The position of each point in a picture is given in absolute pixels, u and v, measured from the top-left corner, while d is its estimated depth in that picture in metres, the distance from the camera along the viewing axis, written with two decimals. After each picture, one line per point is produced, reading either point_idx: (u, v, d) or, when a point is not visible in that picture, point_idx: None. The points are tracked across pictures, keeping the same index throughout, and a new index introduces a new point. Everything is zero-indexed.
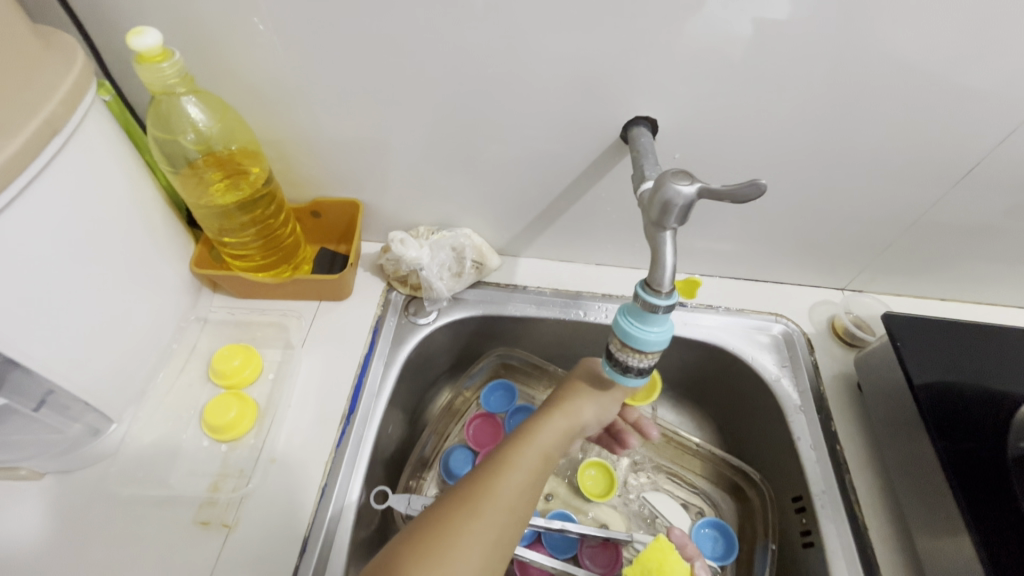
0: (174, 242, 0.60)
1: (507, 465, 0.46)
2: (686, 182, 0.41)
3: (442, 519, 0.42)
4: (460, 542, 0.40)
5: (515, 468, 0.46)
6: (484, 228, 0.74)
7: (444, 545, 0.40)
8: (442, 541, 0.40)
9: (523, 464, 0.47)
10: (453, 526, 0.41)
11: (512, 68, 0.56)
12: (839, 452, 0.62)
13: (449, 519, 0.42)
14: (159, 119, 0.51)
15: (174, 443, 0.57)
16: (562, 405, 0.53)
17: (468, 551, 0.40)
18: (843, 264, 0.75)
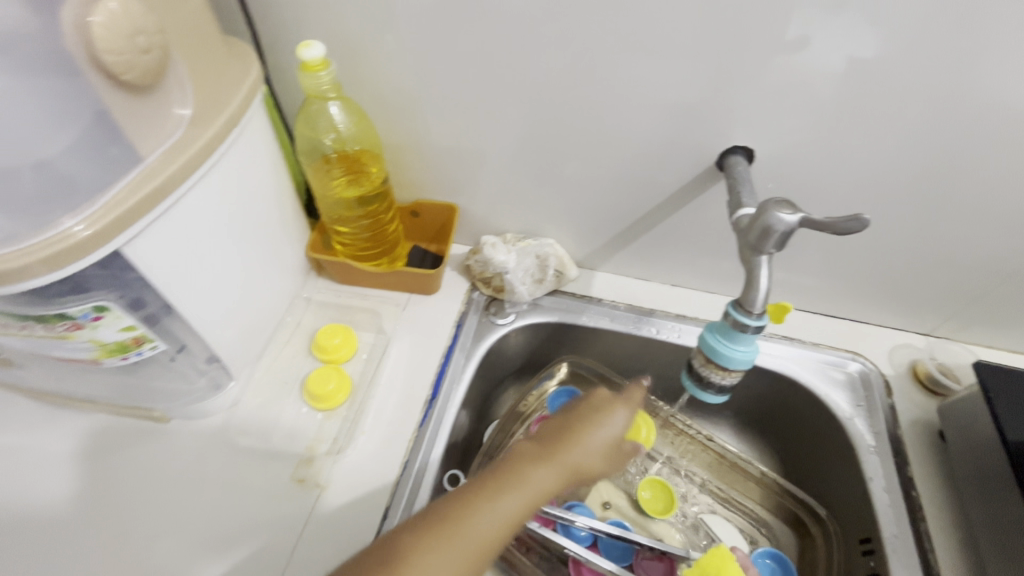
0: (297, 227, 0.67)
1: (501, 492, 0.42)
2: (788, 211, 0.44)
3: (453, 512, 0.40)
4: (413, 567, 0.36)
5: (508, 495, 0.42)
6: (566, 240, 0.78)
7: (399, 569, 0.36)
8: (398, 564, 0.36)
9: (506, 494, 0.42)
10: (412, 552, 0.37)
11: (619, 92, 0.60)
12: (914, 499, 0.61)
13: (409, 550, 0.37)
14: (307, 119, 0.59)
15: (278, 407, 0.64)
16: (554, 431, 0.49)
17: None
18: (930, 309, 0.73)
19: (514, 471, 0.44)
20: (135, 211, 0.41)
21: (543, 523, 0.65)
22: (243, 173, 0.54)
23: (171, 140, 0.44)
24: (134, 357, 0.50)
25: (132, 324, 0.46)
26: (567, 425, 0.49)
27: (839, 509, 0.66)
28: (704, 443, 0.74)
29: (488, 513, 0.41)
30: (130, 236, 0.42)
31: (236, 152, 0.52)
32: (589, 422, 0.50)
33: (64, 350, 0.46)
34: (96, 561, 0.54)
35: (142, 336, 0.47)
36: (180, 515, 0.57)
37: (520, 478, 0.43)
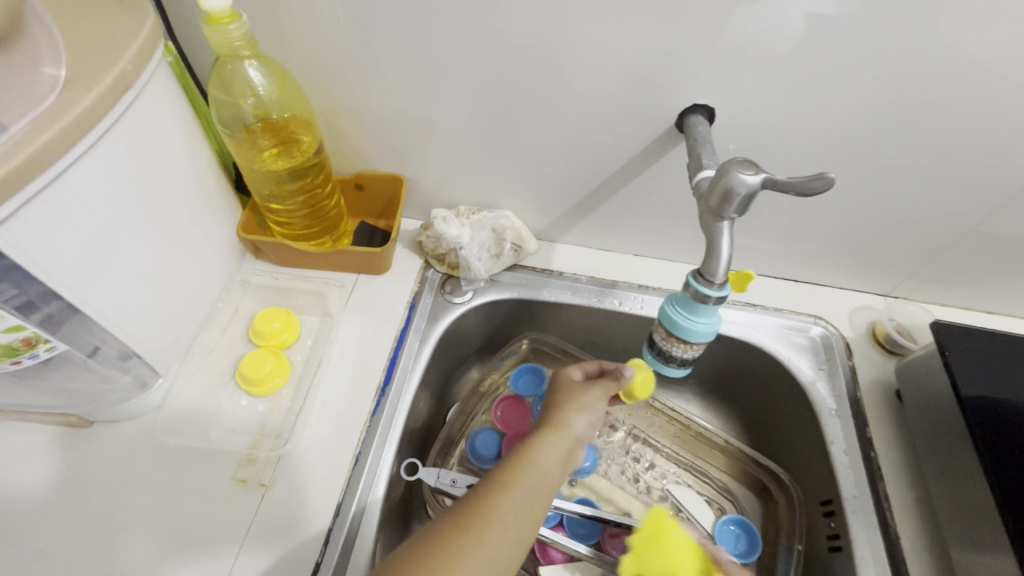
0: (224, 206, 0.61)
1: (512, 484, 0.41)
2: (751, 172, 0.41)
3: (485, 500, 0.40)
4: (472, 545, 0.37)
5: (517, 492, 0.41)
6: (524, 211, 0.74)
7: (467, 543, 0.37)
8: (466, 540, 0.37)
9: (533, 477, 0.42)
10: (461, 543, 0.37)
11: (574, 48, 0.55)
12: (873, 459, 0.61)
13: (456, 538, 0.37)
14: (222, 82, 0.52)
15: (216, 402, 0.59)
16: (556, 420, 0.47)
17: (479, 554, 0.37)
18: (887, 270, 0.73)
19: (518, 461, 0.43)
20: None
21: None
22: (148, 146, 0.47)
23: (40, 108, 0.37)
24: (29, 360, 0.44)
25: (18, 324, 0.40)
26: (551, 412, 0.48)
27: (802, 472, 0.67)
28: (666, 412, 0.73)
29: (516, 505, 0.40)
30: None
31: (133, 121, 0.45)
32: (567, 411, 0.47)
33: None
34: None
35: (33, 338, 0.42)
36: (107, 527, 0.52)
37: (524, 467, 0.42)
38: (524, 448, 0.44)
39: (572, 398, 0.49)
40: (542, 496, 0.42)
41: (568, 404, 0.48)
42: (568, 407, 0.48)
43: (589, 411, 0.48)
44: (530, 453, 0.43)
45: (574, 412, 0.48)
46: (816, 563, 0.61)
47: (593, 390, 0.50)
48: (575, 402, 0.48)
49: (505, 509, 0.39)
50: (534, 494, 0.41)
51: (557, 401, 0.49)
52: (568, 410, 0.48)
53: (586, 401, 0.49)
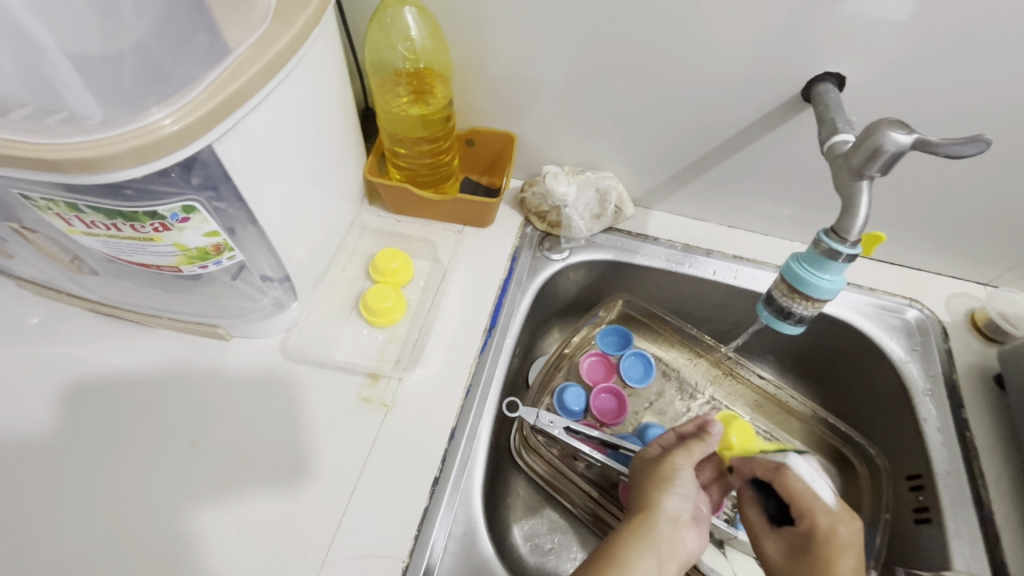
0: (357, 148, 0.65)
1: (631, 540, 0.48)
2: (903, 132, 0.42)
3: (607, 556, 0.47)
4: None
5: (637, 547, 0.47)
6: (624, 176, 0.76)
7: None
8: None
9: (649, 537, 0.48)
10: None
11: (709, 10, 0.55)
12: (969, 440, 0.62)
13: None
14: (380, 28, 0.56)
15: (340, 328, 0.64)
16: (654, 482, 0.52)
17: None
18: (993, 259, 0.72)
19: (632, 522, 0.49)
20: (227, 104, 0.40)
21: (596, 448, 0.66)
22: (317, 81, 0.52)
23: (257, 33, 0.42)
24: (212, 266, 0.49)
25: (215, 230, 0.45)
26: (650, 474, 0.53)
27: (888, 448, 0.68)
28: (747, 380, 0.75)
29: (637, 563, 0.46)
30: (219, 132, 0.40)
31: (311, 56, 0.49)
32: (661, 477, 0.53)
33: (147, 254, 0.46)
34: (170, 469, 0.55)
35: (223, 244, 0.46)
36: (248, 428, 0.57)
37: (640, 530, 0.48)
38: (634, 531, 0.48)
39: (669, 468, 0.53)
40: (660, 556, 0.48)
41: (660, 482, 0.52)
42: (662, 482, 0.52)
43: (686, 472, 0.53)
44: (635, 532, 0.48)
45: (669, 486, 0.52)
46: (898, 535, 0.62)
47: (676, 460, 0.54)
48: (670, 470, 0.53)
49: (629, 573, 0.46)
50: (652, 553, 0.47)
51: (652, 473, 0.53)
52: (658, 486, 0.52)
53: (682, 467, 0.53)
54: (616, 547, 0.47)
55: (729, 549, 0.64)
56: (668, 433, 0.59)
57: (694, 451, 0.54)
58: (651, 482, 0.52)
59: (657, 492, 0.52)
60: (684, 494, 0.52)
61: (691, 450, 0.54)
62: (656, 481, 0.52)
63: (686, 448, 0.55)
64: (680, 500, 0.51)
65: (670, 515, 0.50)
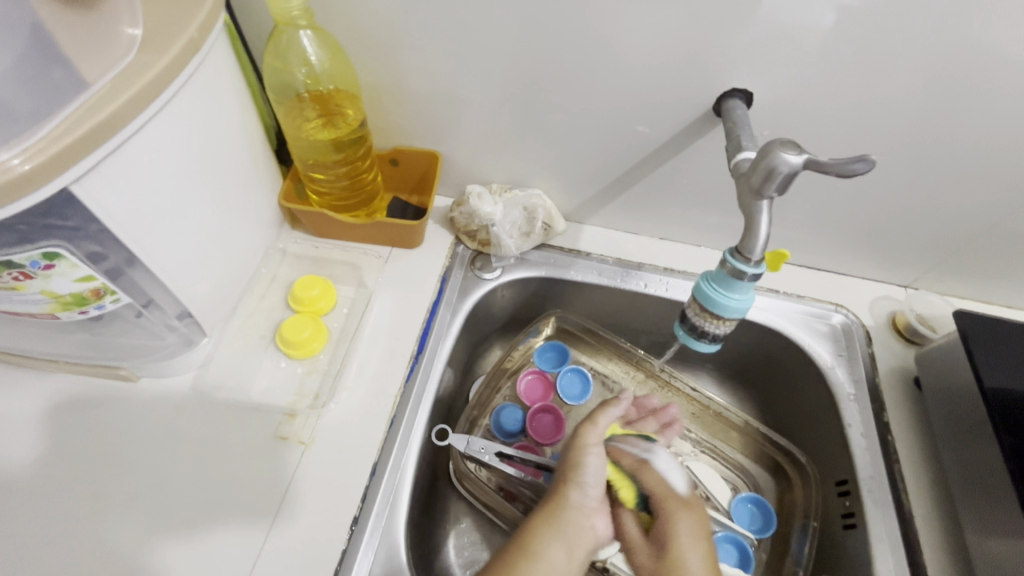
0: (268, 174, 0.63)
1: (540, 531, 0.48)
2: (794, 152, 0.42)
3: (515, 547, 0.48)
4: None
5: (546, 536, 0.48)
6: (553, 192, 0.75)
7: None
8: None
9: (559, 523, 0.49)
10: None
11: (617, 27, 0.55)
12: (890, 443, 0.63)
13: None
14: (278, 50, 0.54)
15: (257, 362, 0.61)
16: (566, 465, 0.53)
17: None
18: (910, 262, 0.74)
19: (545, 515, 0.50)
20: (86, 142, 0.37)
21: (531, 472, 0.65)
22: (208, 110, 0.49)
23: (120, 66, 0.40)
24: (95, 311, 0.48)
25: (89, 275, 0.43)
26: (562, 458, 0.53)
27: (818, 453, 0.69)
28: (687, 394, 0.75)
29: (546, 550, 0.48)
30: (79, 171, 0.38)
31: (197, 85, 0.47)
32: (571, 461, 0.53)
33: (14, 303, 0.44)
34: (70, 526, 0.52)
35: (102, 288, 0.45)
36: (156, 476, 0.54)
37: (552, 521, 0.49)
38: (543, 521, 0.49)
39: (578, 449, 0.53)
40: (569, 542, 0.49)
41: (569, 468, 0.52)
42: (573, 468, 0.52)
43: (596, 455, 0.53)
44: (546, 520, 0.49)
45: (580, 470, 0.52)
46: (829, 541, 0.62)
47: (586, 438, 0.53)
48: (581, 452, 0.53)
49: (536, 558, 0.47)
50: (562, 540, 0.49)
51: (566, 454, 0.54)
52: (569, 474, 0.52)
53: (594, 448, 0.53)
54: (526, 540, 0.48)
55: None
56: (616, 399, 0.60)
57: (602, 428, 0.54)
58: (563, 467, 0.53)
59: (567, 480, 0.52)
60: (591, 480, 0.52)
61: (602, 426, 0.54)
62: (567, 468, 0.52)
63: (597, 426, 0.54)
64: (589, 488, 0.52)
65: (578, 502, 0.51)
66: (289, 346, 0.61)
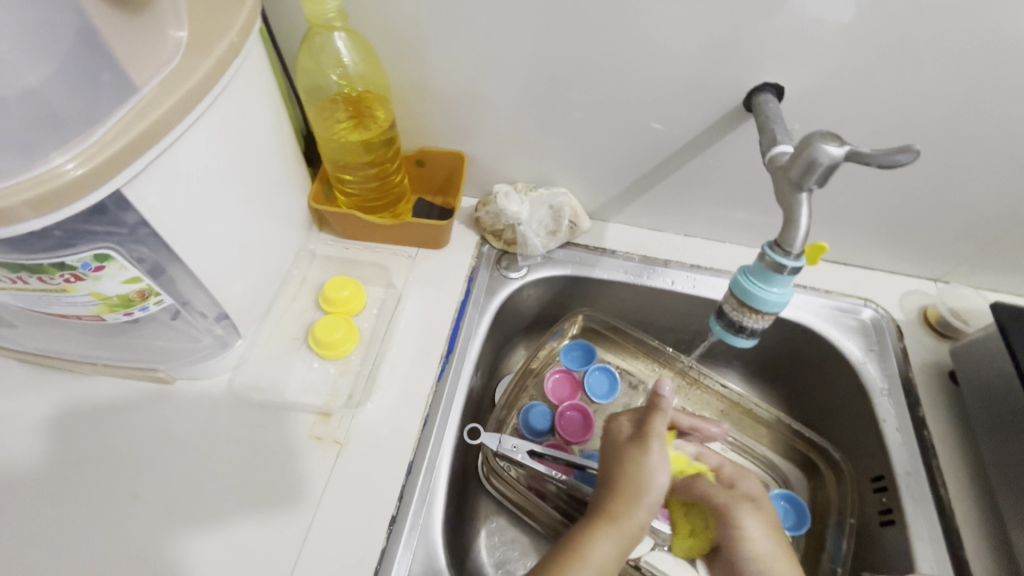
0: (298, 176, 0.63)
1: (593, 537, 0.49)
2: (835, 144, 0.42)
3: (568, 549, 0.49)
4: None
5: (600, 541, 0.49)
6: (578, 190, 0.75)
7: None
8: None
9: (615, 531, 0.49)
10: None
11: (647, 24, 0.55)
12: (926, 438, 0.62)
13: None
14: (310, 53, 0.54)
15: (290, 363, 0.62)
16: (629, 472, 0.52)
17: None
18: (941, 256, 0.73)
19: (601, 522, 0.50)
20: (135, 146, 0.38)
21: (562, 471, 0.66)
22: (245, 113, 0.50)
23: (166, 70, 0.41)
24: (139, 312, 0.48)
25: (136, 275, 0.44)
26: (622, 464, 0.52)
27: (851, 449, 0.68)
28: (715, 390, 0.75)
29: (599, 556, 0.48)
30: (128, 175, 0.39)
31: (236, 88, 0.48)
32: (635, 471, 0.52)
33: (63, 305, 0.44)
34: (112, 526, 0.52)
35: (147, 290, 0.46)
36: (195, 476, 0.55)
37: (608, 527, 0.49)
38: (598, 528, 0.49)
39: (637, 459, 0.52)
40: (622, 549, 0.49)
41: (631, 480, 0.51)
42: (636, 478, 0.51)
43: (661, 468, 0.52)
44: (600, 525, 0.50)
45: (645, 482, 0.51)
46: (866, 538, 0.62)
47: (650, 449, 0.52)
48: (644, 463, 0.52)
49: (591, 562, 0.48)
50: (615, 547, 0.49)
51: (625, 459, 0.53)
52: (633, 492, 0.51)
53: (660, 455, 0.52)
54: (580, 539, 0.49)
55: None
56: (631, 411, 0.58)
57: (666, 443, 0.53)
58: (625, 475, 0.52)
59: (628, 490, 0.51)
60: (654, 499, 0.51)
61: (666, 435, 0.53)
62: (630, 476, 0.51)
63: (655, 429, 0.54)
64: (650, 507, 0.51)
65: (638, 514, 0.50)
66: (322, 347, 0.61)
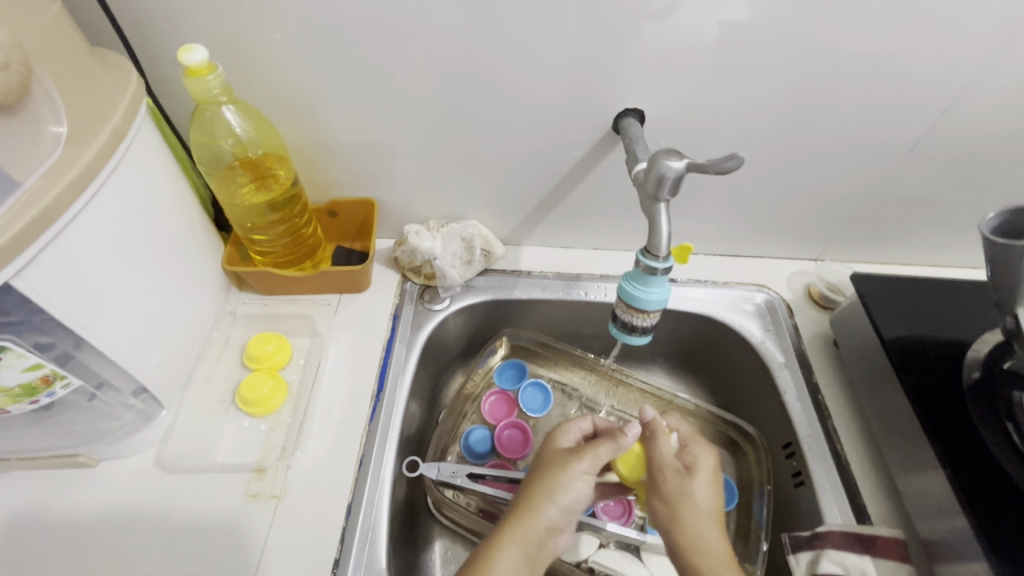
0: (209, 241, 0.65)
1: (503, 547, 0.50)
2: (676, 159, 0.48)
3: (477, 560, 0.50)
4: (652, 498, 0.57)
5: (509, 551, 0.50)
6: (488, 220, 0.80)
7: None
8: None
9: (528, 540, 0.52)
10: None
11: (515, 69, 0.62)
12: (821, 401, 0.69)
13: None
14: (202, 126, 0.57)
15: (219, 426, 0.62)
16: (552, 482, 0.55)
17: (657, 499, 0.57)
18: (815, 238, 0.82)
19: (513, 531, 0.52)
20: (21, 238, 0.40)
21: (505, 488, 0.67)
22: (141, 191, 0.52)
23: (48, 163, 0.43)
24: (46, 398, 0.49)
25: (36, 362, 0.44)
26: (546, 478, 0.55)
27: (764, 423, 0.74)
28: (641, 388, 0.80)
29: (507, 565, 0.50)
30: (17, 267, 0.40)
31: (129, 170, 0.50)
32: (556, 480, 0.55)
33: None
34: None
35: (51, 374, 0.46)
36: (128, 556, 0.54)
37: (517, 536, 0.51)
38: (507, 540, 0.51)
39: (563, 475, 0.55)
40: (530, 557, 0.51)
41: (551, 489, 0.54)
42: (556, 489, 0.54)
43: (582, 483, 0.55)
44: (511, 537, 0.51)
45: (564, 491, 0.54)
46: (786, 502, 0.67)
47: (578, 464, 0.56)
48: (568, 474, 0.55)
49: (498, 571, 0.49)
50: (523, 556, 0.51)
51: (551, 475, 0.55)
52: (549, 498, 0.54)
53: (582, 471, 0.56)
54: (488, 547, 0.51)
55: (645, 554, 0.67)
56: (571, 432, 0.61)
57: (600, 460, 0.56)
58: (547, 487, 0.55)
59: (544, 497, 0.54)
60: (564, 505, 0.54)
61: (599, 454, 0.56)
62: (550, 485, 0.55)
63: (590, 452, 0.57)
64: (562, 508, 0.54)
65: (551, 521, 0.53)
66: (251, 405, 0.62)
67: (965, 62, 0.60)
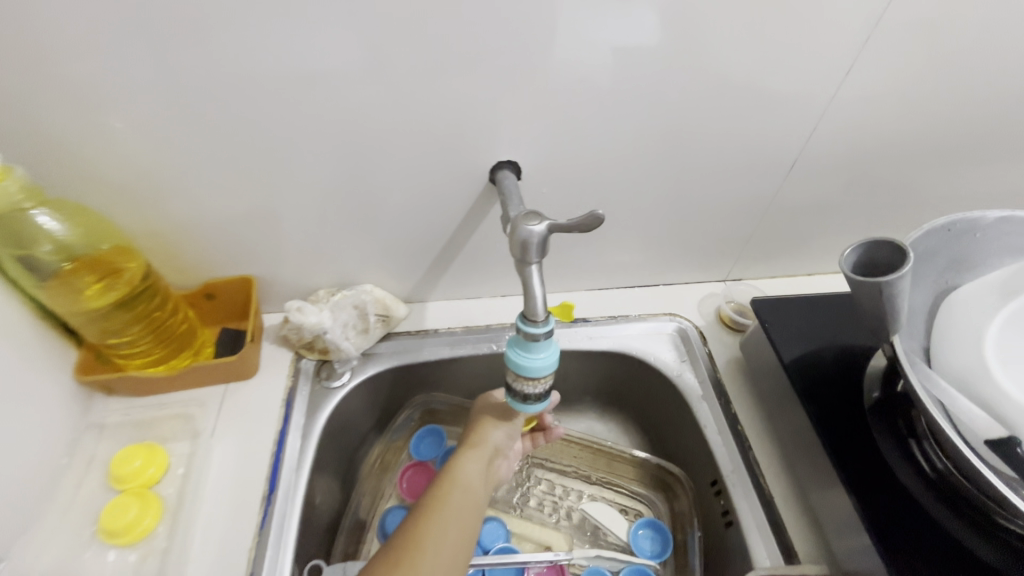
0: (50, 355, 0.58)
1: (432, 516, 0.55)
2: (535, 222, 0.46)
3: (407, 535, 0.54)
4: None
5: (438, 520, 0.55)
6: (386, 281, 0.75)
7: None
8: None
9: (453, 503, 0.57)
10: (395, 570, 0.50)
11: (376, 131, 0.58)
12: (742, 432, 0.67)
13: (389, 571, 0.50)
14: (10, 237, 0.51)
15: (77, 567, 0.53)
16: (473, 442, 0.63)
17: None
18: (720, 259, 0.82)
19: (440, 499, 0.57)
20: None
21: None
22: None
23: None
24: None
25: None
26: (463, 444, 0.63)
27: (689, 459, 0.72)
28: (565, 437, 0.78)
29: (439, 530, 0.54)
30: None
31: None
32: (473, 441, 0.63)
33: None
34: None
35: None
36: None
37: (443, 505, 0.57)
38: (430, 511, 0.56)
39: (477, 436, 0.63)
40: (463, 519, 0.56)
41: (468, 451, 0.62)
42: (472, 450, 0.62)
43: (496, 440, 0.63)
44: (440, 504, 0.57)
45: (482, 449, 0.62)
46: (718, 543, 0.65)
47: (491, 426, 0.64)
48: (486, 430, 0.64)
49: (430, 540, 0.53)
50: (456, 518, 0.56)
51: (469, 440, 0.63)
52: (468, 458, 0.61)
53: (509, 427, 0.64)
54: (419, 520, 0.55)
55: None
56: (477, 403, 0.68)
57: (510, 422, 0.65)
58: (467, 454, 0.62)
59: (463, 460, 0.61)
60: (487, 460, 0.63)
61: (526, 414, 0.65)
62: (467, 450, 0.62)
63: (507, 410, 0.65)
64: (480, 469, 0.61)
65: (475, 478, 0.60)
66: (115, 537, 0.54)
67: (824, 81, 0.61)
